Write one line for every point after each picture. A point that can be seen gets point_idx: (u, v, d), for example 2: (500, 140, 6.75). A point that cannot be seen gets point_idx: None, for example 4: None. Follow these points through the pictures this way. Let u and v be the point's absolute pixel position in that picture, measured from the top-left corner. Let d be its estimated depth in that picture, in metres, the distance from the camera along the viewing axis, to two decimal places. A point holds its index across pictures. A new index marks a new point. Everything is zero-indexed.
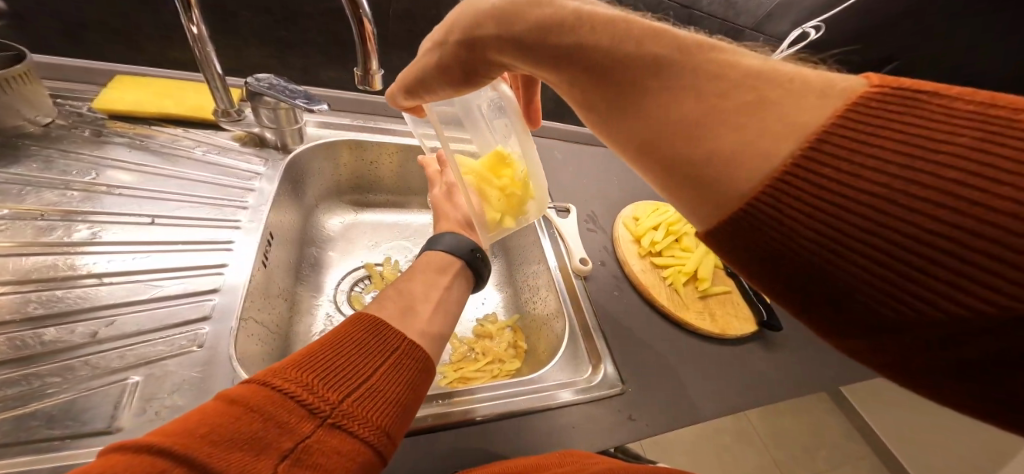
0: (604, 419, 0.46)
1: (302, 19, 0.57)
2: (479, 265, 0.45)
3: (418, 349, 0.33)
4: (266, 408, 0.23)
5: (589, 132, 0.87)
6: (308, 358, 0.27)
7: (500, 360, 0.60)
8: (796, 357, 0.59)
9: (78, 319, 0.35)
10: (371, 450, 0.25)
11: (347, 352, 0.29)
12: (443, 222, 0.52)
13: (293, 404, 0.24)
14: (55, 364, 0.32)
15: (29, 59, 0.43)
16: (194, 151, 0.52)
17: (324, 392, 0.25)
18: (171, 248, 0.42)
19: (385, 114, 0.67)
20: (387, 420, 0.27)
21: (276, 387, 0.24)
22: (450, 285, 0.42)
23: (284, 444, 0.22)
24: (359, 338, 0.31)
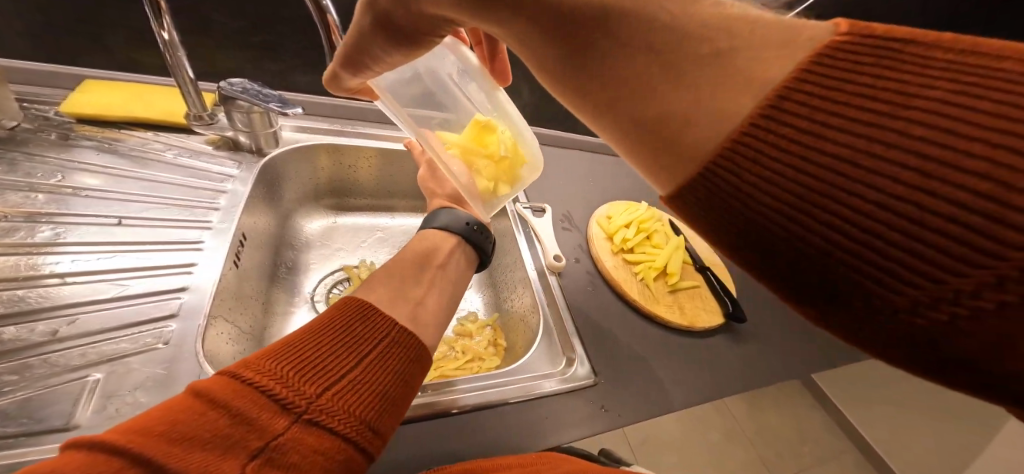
0: (579, 410, 0.47)
1: (279, 24, 0.58)
2: (481, 239, 0.48)
3: (405, 334, 0.33)
4: (234, 404, 0.23)
5: (566, 135, 0.89)
6: (288, 351, 0.28)
7: (479, 359, 0.61)
8: (762, 347, 0.62)
9: (39, 318, 0.35)
10: (351, 445, 0.26)
11: (327, 343, 0.29)
12: (436, 199, 0.55)
13: (265, 399, 0.24)
14: (11, 362, 0.32)
15: None
16: (166, 154, 0.52)
17: (300, 386, 0.26)
18: (138, 248, 0.42)
19: (363, 119, 0.68)
20: (368, 414, 0.27)
21: (245, 380, 0.25)
22: (445, 267, 0.43)
23: (253, 443, 0.22)
24: (341, 327, 0.31)
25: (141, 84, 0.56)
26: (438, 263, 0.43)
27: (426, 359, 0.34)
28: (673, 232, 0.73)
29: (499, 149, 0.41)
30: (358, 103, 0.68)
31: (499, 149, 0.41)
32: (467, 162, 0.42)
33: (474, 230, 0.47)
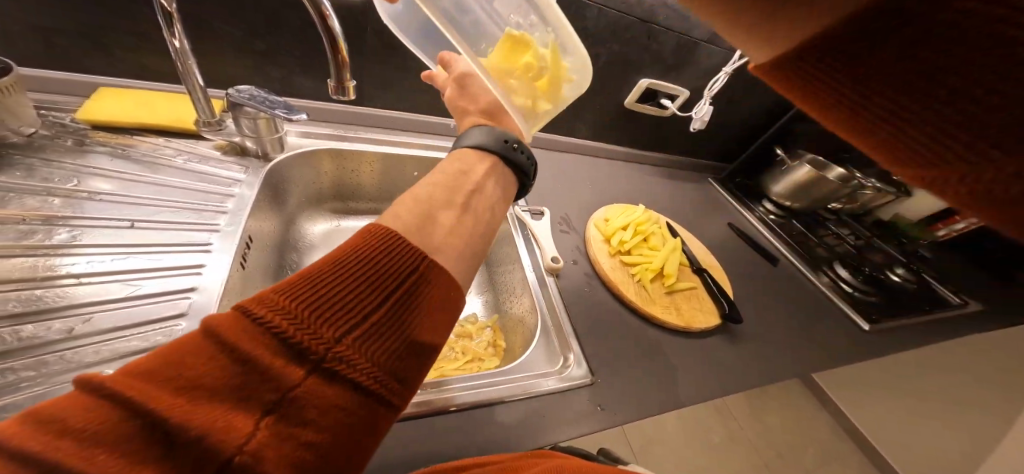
0: (578, 407, 0.48)
1: (278, 31, 0.58)
2: (523, 164, 0.43)
3: (433, 275, 0.29)
4: (245, 348, 0.19)
5: (564, 139, 0.91)
6: (309, 282, 0.23)
7: (479, 359, 0.61)
8: (755, 347, 0.63)
9: (56, 316, 0.36)
10: (376, 396, 0.23)
11: (350, 275, 0.25)
12: (468, 117, 0.47)
13: (280, 344, 0.20)
14: (29, 358, 0.33)
15: (15, 71, 0.44)
16: (176, 159, 0.54)
17: (319, 329, 0.22)
18: (150, 250, 0.44)
19: (363, 124, 0.71)
20: (395, 361, 0.24)
21: (258, 318, 0.20)
22: (482, 193, 0.38)
23: (269, 396, 0.19)
24: (365, 259, 0.26)
25: (152, 92, 0.58)
26: (476, 186, 0.38)
27: (454, 303, 0.30)
28: (670, 235, 0.75)
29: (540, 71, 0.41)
30: (360, 109, 0.70)
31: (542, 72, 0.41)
32: (510, 81, 0.41)
33: (522, 156, 0.43)
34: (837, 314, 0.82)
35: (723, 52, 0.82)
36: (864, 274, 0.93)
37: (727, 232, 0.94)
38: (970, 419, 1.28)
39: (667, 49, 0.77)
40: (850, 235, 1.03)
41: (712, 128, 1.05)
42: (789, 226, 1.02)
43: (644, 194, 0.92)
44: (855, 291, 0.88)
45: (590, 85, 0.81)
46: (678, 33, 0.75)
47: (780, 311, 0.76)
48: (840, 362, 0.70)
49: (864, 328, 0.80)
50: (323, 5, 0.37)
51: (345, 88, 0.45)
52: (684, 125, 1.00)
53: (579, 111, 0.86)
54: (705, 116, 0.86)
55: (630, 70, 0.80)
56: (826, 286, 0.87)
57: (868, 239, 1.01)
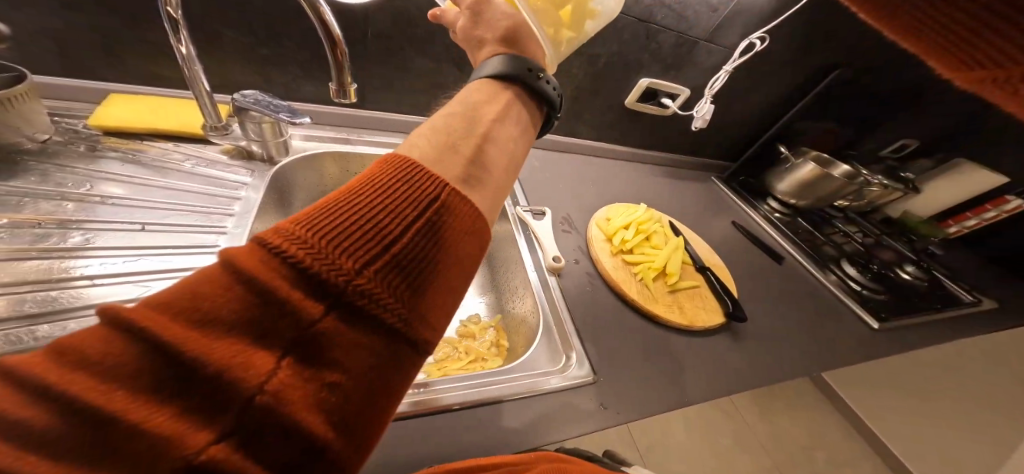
0: (582, 405, 0.49)
1: (280, 37, 0.59)
2: (549, 94, 0.38)
3: (459, 205, 0.26)
4: (260, 280, 0.18)
5: (565, 140, 0.91)
6: (327, 212, 0.22)
7: (482, 358, 0.62)
8: (758, 346, 0.63)
9: (71, 316, 0.37)
10: (399, 334, 0.21)
11: (369, 207, 0.22)
12: (484, 46, 0.39)
13: (297, 277, 0.19)
14: None
15: (30, 78, 0.44)
16: (184, 164, 0.55)
17: (337, 262, 0.20)
18: (159, 252, 0.45)
19: (366, 127, 0.72)
20: (420, 296, 0.22)
21: (274, 250, 0.19)
22: (504, 124, 0.33)
23: (287, 332, 0.18)
24: (385, 189, 0.24)
25: (161, 98, 0.59)
26: (497, 117, 0.33)
27: (481, 242, 0.27)
28: (672, 234, 0.75)
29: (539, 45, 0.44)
30: (363, 113, 0.71)
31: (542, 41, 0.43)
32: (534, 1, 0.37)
33: (548, 84, 0.37)
34: (844, 313, 0.81)
35: (723, 51, 0.82)
36: (870, 272, 0.91)
37: (730, 231, 0.94)
38: (982, 419, 1.26)
39: (667, 48, 0.77)
40: (857, 232, 1.01)
41: (714, 127, 1.05)
42: (794, 224, 1.01)
43: (646, 194, 0.92)
44: (864, 289, 0.87)
45: (591, 86, 0.81)
46: (677, 32, 0.75)
47: (784, 309, 0.75)
48: (847, 361, 0.70)
49: (875, 327, 0.79)
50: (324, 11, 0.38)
51: (348, 92, 0.46)
52: (685, 124, 1.00)
53: (580, 112, 0.86)
54: (706, 115, 0.84)
55: (629, 70, 0.80)
56: (832, 285, 0.86)
57: (875, 236, 1.00)
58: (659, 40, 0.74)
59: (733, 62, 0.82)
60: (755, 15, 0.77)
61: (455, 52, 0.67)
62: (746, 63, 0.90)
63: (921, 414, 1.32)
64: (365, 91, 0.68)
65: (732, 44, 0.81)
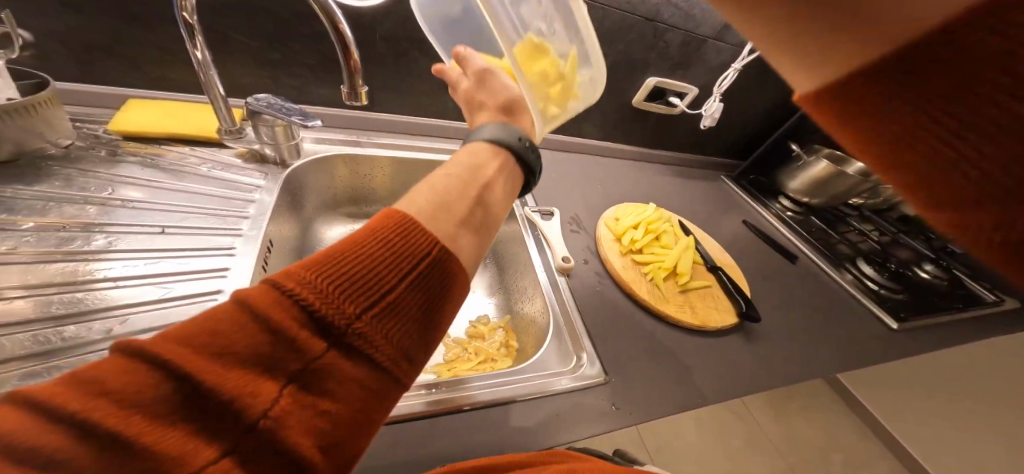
0: (594, 405, 0.48)
1: (291, 41, 0.60)
2: (535, 162, 0.38)
3: (452, 256, 0.26)
4: (272, 318, 0.18)
5: (572, 140, 0.91)
6: (335, 256, 0.22)
7: (492, 359, 0.62)
8: (772, 346, 0.62)
9: (95, 318, 0.38)
10: (391, 372, 0.22)
11: (374, 252, 0.23)
12: (483, 111, 0.41)
13: (305, 317, 0.19)
14: (74, 357, 0.35)
15: (53, 85, 0.45)
16: (200, 168, 0.56)
17: (342, 304, 0.20)
18: (178, 254, 0.46)
19: (375, 130, 0.73)
20: (413, 337, 0.23)
21: (285, 290, 0.19)
22: (495, 187, 0.34)
23: (291, 366, 0.18)
24: (392, 234, 0.25)
25: (178, 103, 0.60)
26: (490, 180, 0.34)
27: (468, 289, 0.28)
28: (682, 233, 0.74)
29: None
30: (373, 116, 0.72)
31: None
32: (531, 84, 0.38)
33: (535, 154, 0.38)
34: (859, 313, 0.80)
35: (732, 48, 0.81)
36: (888, 271, 0.89)
37: (741, 230, 0.92)
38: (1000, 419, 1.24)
39: (675, 47, 0.77)
40: (873, 231, 0.99)
41: (723, 125, 1.04)
42: (807, 223, 1.00)
43: (655, 194, 0.91)
44: (881, 289, 0.85)
45: None
46: (684, 31, 0.74)
47: (798, 309, 0.74)
48: (865, 362, 0.68)
49: (893, 327, 0.77)
50: (335, 14, 0.38)
51: (359, 94, 0.46)
52: (693, 123, 0.99)
53: (587, 112, 0.86)
54: (715, 113, 0.85)
55: (636, 69, 0.80)
56: (849, 285, 0.84)
57: (892, 235, 0.97)
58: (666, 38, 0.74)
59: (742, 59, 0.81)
60: None
61: None
62: (755, 61, 0.89)
63: (939, 415, 1.29)
64: (375, 93, 0.69)
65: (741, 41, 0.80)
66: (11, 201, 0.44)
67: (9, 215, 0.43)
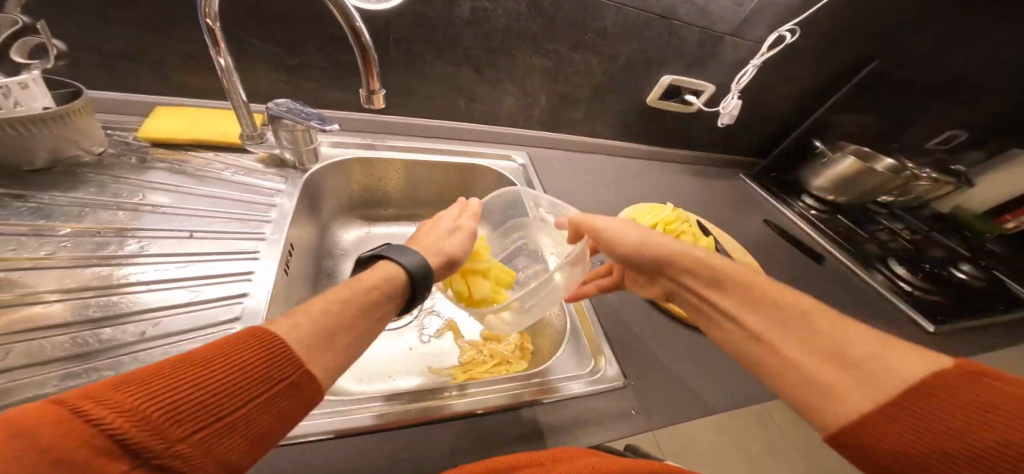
0: (613, 409, 0.48)
1: (307, 46, 0.61)
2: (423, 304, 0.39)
3: (313, 373, 0.27)
4: (60, 445, 0.17)
5: (586, 140, 0.90)
6: (160, 378, 0.22)
7: (507, 362, 0.59)
8: None
9: (129, 320, 0.39)
10: None
11: (216, 374, 0.23)
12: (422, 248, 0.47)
13: (110, 442, 0.18)
14: (109, 358, 0.36)
15: (87, 94, 0.46)
16: (224, 173, 0.57)
17: (161, 428, 0.20)
18: (205, 258, 0.47)
19: (391, 133, 0.74)
20: (238, 456, 0.23)
21: (80, 415, 0.18)
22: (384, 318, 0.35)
23: None
24: (244, 354, 0.25)
25: (202, 110, 0.62)
26: (384, 312, 0.34)
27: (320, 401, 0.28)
28: (701, 233, 0.72)
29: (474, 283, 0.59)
30: (389, 119, 0.73)
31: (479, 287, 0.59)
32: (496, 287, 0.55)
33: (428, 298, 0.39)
34: (888, 316, 0.77)
35: (749, 44, 0.79)
36: (923, 272, 0.86)
37: (762, 230, 0.90)
38: None
39: (690, 44, 0.75)
40: (904, 230, 0.94)
41: (741, 123, 1.01)
42: (833, 222, 0.98)
43: (671, 193, 0.90)
44: (916, 290, 0.83)
45: (612, 85, 0.80)
46: (701, 27, 0.73)
47: None
48: None
49: (931, 330, 0.74)
50: (353, 16, 0.38)
51: (375, 98, 0.47)
52: (710, 121, 0.97)
53: (600, 112, 0.85)
54: (733, 110, 0.83)
55: (651, 67, 0.78)
56: (880, 285, 0.83)
57: (926, 233, 0.93)
58: (681, 35, 0.72)
59: (761, 56, 0.79)
60: (783, 6, 0.74)
61: (474, 56, 0.68)
62: (775, 56, 0.86)
63: None
64: (389, 96, 0.70)
65: (759, 36, 0.78)
66: (49, 208, 0.46)
67: (48, 221, 0.44)
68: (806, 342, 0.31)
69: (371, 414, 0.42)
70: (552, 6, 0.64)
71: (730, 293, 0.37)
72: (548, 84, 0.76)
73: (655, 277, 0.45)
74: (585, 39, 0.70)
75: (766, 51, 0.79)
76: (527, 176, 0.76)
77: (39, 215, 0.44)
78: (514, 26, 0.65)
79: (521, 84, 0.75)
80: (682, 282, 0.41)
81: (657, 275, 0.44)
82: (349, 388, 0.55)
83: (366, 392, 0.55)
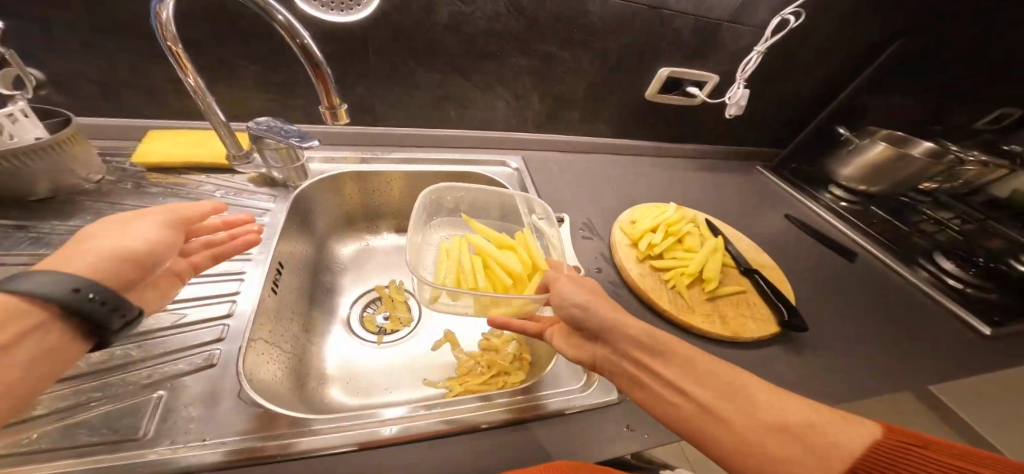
0: (607, 426, 0.45)
1: (291, 63, 0.62)
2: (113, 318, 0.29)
3: None
4: None
5: (582, 139, 0.86)
6: None
7: (504, 373, 0.55)
8: (820, 358, 0.55)
9: (120, 342, 0.42)
10: None
11: None
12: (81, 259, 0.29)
13: None
14: (97, 381, 0.38)
15: (76, 122, 0.49)
16: (215, 194, 0.59)
17: None
18: (196, 281, 0.49)
19: (380, 144, 0.74)
20: None
21: None
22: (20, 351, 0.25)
23: None
24: None
25: (195, 132, 0.64)
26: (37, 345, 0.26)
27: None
28: (709, 234, 0.67)
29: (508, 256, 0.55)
30: (377, 131, 0.73)
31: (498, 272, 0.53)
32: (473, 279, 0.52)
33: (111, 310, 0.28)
34: (935, 317, 0.69)
35: (750, 30, 0.74)
36: (976, 267, 0.76)
37: (781, 226, 0.83)
38: None
39: (685, 34, 0.71)
40: (954, 219, 0.82)
41: (753, 111, 0.95)
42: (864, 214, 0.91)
43: (675, 190, 0.85)
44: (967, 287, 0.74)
45: (606, 81, 0.76)
46: (695, 16, 0.68)
47: (854, 314, 0.65)
48: (947, 376, 0.58)
49: (987, 334, 0.65)
50: (301, 35, 0.38)
51: (340, 114, 0.46)
52: (718, 111, 0.91)
53: (596, 110, 0.82)
54: (741, 100, 0.78)
55: (646, 61, 0.74)
56: (922, 281, 0.75)
57: (981, 222, 0.78)
58: (674, 26, 0.68)
59: (765, 41, 0.73)
60: None
61: (456, 62, 0.67)
62: (783, 39, 0.80)
63: None
64: (375, 107, 0.70)
65: (763, 19, 0.73)
66: (48, 237, 0.48)
67: (46, 250, 0.46)
68: (749, 414, 0.29)
69: (360, 430, 0.40)
70: (531, 3, 0.62)
71: (644, 349, 0.34)
72: (539, 85, 0.74)
73: (582, 335, 0.40)
74: (571, 36, 0.68)
75: (770, 37, 0.74)
76: (521, 181, 0.74)
77: (38, 244, 0.47)
78: (497, 28, 0.64)
79: (511, 87, 0.73)
80: (618, 349, 0.37)
81: (593, 338, 0.39)
82: (341, 401, 0.55)
83: (360, 408, 0.54)
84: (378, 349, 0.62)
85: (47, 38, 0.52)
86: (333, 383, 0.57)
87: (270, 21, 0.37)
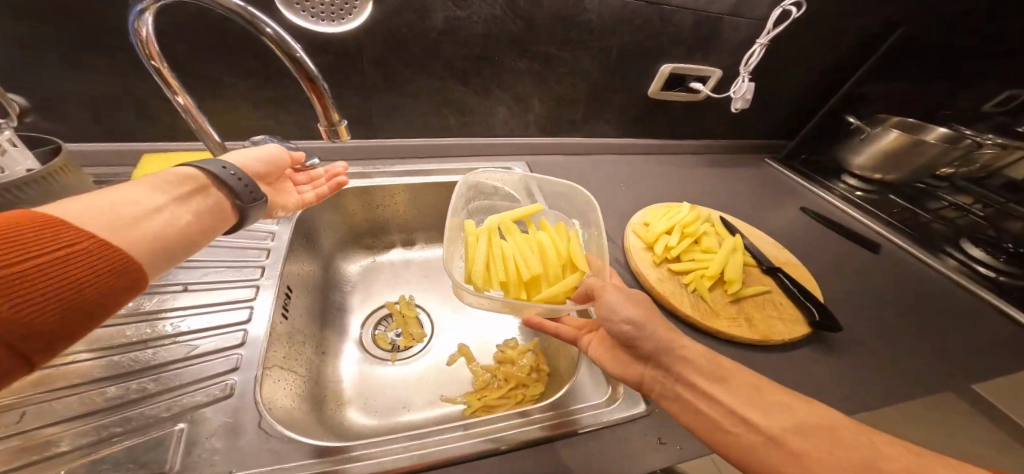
0: (637, 443, 0.42)
1: (284, 77, 0.60)
2: (243, 192, 0.40)
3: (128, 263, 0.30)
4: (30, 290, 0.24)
5: (586, 140, 0.84)
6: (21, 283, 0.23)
7: (524, 387, 0.52)
8: (854, 358, 0.52)
9: (135, 377, 0.40)
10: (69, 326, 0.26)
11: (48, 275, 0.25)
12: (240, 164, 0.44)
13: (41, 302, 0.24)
14: (118, 416, 0.36)
15: (66, 151, 0.47)
16: None
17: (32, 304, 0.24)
18: (204, 310, 0.47)
19: (383, 156, 0.72)
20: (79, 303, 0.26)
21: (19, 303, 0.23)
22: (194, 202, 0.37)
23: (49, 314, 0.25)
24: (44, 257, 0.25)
25: (192, 154, 0.63)
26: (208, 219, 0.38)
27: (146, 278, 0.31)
28: (726, 233, 0.65)
29: (553, 251, 0.52)
30: (378, 143, 0.71)
31: (539, 262, 0.51)
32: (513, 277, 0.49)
33: (237, 180, 0.39)
34: (968, 309, 0.65)
35: (751, 23, 0.72)
36: (1007, 254, 0.72)
37: (797, 219, 0.81)
38: None
39: (686, 29, 0.69)
40: (974, 204, 0.79)
41: (759, 103, 0.92)
42: (885, 203, 0.87)
43: (685, 188, 0.83)
44: (999, 275, 0.71)
45: (609, 80, 0.75)
46: (695, 10, 0.66)
47: (880, 308, 0.62)
48: (990, 371, 0.55)
49: None
50: (292, 48, 0.36)
51: (340, 131, 0.45)
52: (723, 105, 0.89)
53: (600, 110, 0.80)
54: (746, 94, 0.76)
55: (647, 58, 0.72)
56: (952, 270, 0.72)
57: (1001, 205, 0.75)
58: (674, 21, 0.66)
59: (767, 34, 0.71)
60: None
61: (456, 68, 0.65)
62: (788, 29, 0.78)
63: None
64: (375, 119, 0.69)
65: (765, 11, 0.71)
66: None
67: None
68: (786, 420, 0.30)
69: (389, 456, 0.37)
70: (529, 6, 0.60)
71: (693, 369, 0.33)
72: (540, 86, 0.72)
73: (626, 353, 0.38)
74: (571, 36, 0.66)
75: (772, 28, 0.72)
76: None
77: None
78: (493, 31, 0.62)
79: (512, 90, 0.71)
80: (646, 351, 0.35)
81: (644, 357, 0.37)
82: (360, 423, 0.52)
83: (377, 433, 0.51)
84: (392, 367, 0.60)
85: (38, 63, 0.51)
86: (349, 405, 0.54)
87: (258, 35, 0.35)
